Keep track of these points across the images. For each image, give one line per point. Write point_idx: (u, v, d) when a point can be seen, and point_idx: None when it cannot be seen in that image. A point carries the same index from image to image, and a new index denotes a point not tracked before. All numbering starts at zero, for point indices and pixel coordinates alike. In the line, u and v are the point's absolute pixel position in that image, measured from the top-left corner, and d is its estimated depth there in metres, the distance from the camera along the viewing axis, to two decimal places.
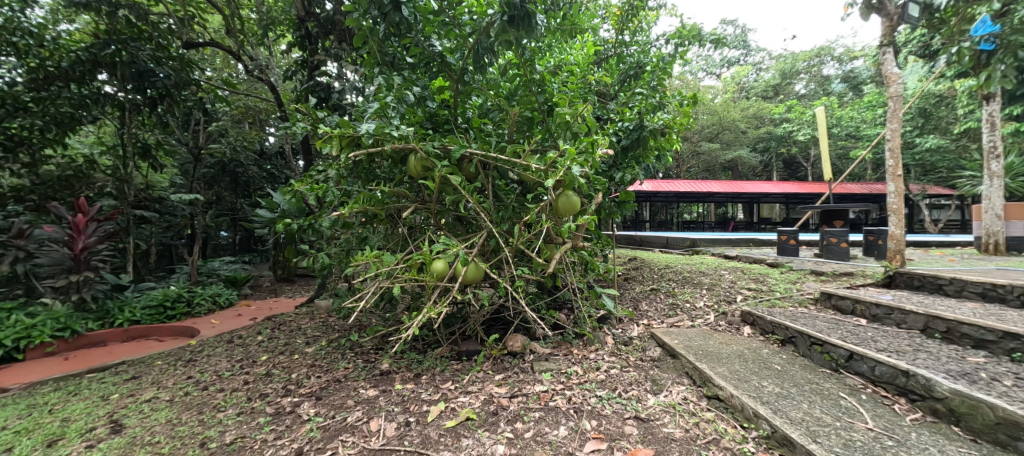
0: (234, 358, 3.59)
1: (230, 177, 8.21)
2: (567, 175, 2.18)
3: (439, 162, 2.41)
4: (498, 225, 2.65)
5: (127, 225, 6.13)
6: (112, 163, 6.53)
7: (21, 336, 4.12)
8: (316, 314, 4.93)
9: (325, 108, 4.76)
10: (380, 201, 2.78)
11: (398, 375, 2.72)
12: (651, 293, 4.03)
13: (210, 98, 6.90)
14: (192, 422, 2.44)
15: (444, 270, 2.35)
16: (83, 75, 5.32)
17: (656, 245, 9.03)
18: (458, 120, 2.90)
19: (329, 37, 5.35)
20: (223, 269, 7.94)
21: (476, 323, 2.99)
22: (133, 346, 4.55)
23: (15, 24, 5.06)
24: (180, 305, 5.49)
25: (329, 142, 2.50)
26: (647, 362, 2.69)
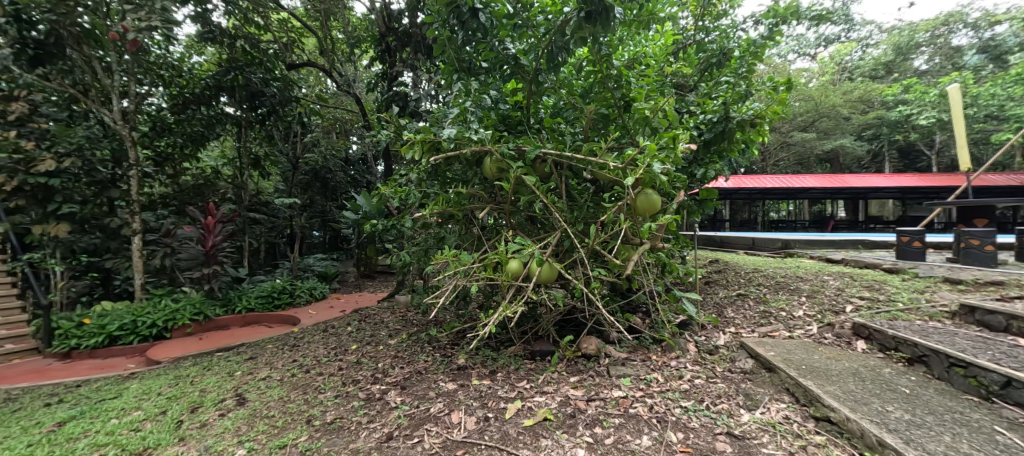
0: (329, 345, 3.95)
1: (320, 183, 9.06)
2: (647, 173, 2.08)
3: (513, 163, 2.46)
4: (572, 225, 2.61)
5: (243, 225, 7.16)
6: (231, 173, 7.57)
7: (169, 318, 4.94)
8: (396, 309, 5.28)
9: (403, 116, 5.08)
10: (457, 203, 2.89)
11: (474, 370, 2.81)
12: (738, 299, 3.72)
13: (307, 112, 7.69)
14: (299, 400, 2.73)
15: (518, 270, 2.34)
16: (208, 99, 6.25)
17: (740, 247, 8.33)
18: (531, 121, 2.93)
19: (406, 49, 5.70)
20: (317, 265, 8.80)
21: (547, 324, 3.00)
22: (249, 330, 5.25)
23: (163, 60, 5.92)
24: (285, 297, 6.21)
25: (412, 148, 2.67)
26: (736, 374, 2.48)
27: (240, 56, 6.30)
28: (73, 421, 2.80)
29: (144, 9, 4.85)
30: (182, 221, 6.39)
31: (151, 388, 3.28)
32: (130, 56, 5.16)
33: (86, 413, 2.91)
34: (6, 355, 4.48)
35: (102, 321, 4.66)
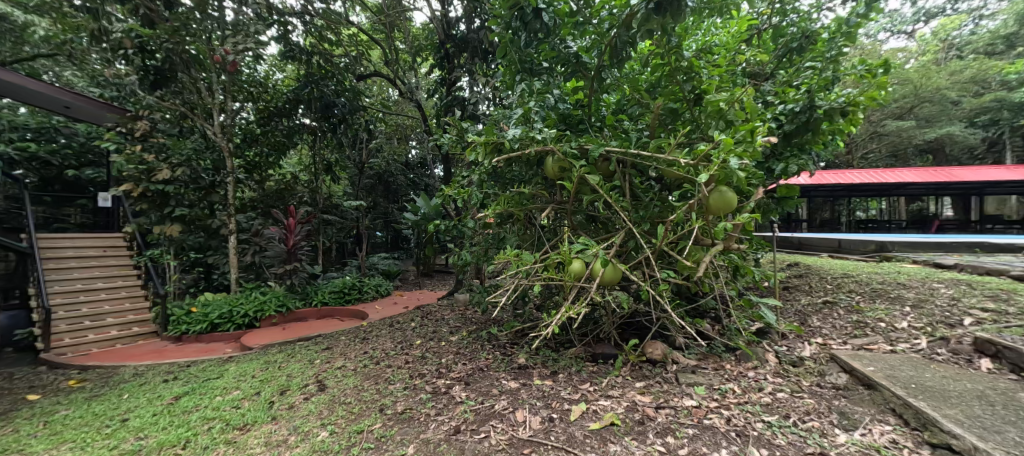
0: (396, 340, 4.16)
1: (384, 186, 9.63)
2: (722, 169, 1.95)
3: (576, 162, 2.43)
4: (638, 225, 2.52)
5: (318, 226, 7.75)
6: (308, 178, 8.23)
7: (259, 309, 5.49)
8: (455, 307, 5.43)
9: (462, 119, 5.21)
10: (518, 203, 2.93)
11: (535, 370, 2.81)
12: (824, 307, 3.37)
13: (373, 120, 8.16)
14: (371, 390, 2.90)
15: (580, 271, 2.32)
16: (289, 110, 6.89)
17: (824, 249, 7.55)
18: (593, 119, 2.89)
19: (463, 54, 5.83)
20: (382, 263, 9.30)
21: (609, 326, 2.93)
22: (324, 322, 5.67)
23: (252, 79, 6.68)
24: (355, 292, 6.63)
25: (476, 150, 2.75)
26: (827, 390, 2.25)
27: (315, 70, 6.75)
28: (186, 396, 3.20)
29: (241, 33, 5.44)
30: (268, 222, 7.07)
31: (246, 371, 3.65)
32: (228, 76, 5.80)
33: (196, 390, 3.31)
34: (133, 336, 5.23)
35: (205, 310, 5.28)
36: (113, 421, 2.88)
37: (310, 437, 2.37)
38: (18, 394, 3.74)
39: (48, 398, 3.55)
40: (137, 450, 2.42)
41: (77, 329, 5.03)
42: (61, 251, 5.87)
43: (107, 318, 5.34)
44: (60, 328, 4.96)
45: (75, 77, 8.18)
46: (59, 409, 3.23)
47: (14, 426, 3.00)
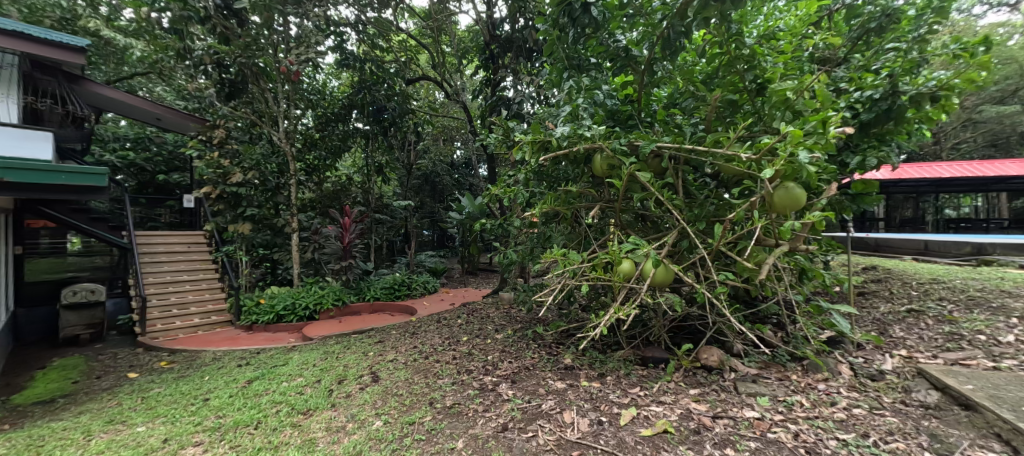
0: (443, 335, 4.26)
1: (431, 186, 9.90)
2: (789, 164, 1.81)
3: (626, 159, 2.35)
4: (692, 224, 2.39)
5: (371, 225, 8.10)
6: (361, 179, 8.63)
7: (318, 302, 5.84)
8: (500, 305, 5.47)
9: (507, 118, 5.22)
10: (565, 202, 2.89)
11: (582, 371, 2.76)
12: (907, 316, 3.04)
13: (421, 122, 8.41)
14: (421, 383, 2.98)
15: (630, 271, 2.24)
16: (344, 115, 7.29)
17: (907, 251, 6.81)
18: (643, 115, 2.79)
19: (508, 54, 5.82)
20: (429, 260, 9.56)
21: (660, 330, 2.82)
22: (376, 317, 5.92)
23: (312, 88, 7.17)
24: (404, 289, 6.88)
25: (523, 148, 2.74)
26: (915, 409, 2.01)
27: (368, 76, 7.01)
28: (257, 380, 3.46)
29: (303, 45, 5.79)
30: (326, 221, 7.50)
31: (308, 360, 3.89)
32: (291, 85, 6.18)
33: (266, 375, 3.57)
34: (212, 323, 5.71)
35: (271, 302, 5.68)
36: (196, 399, 3.18)
37: (366, 425, 2.48)
38: (121, 372, 4.22)
39: (144, 376, 3.97)
40: (218, 427, 2.65)
41: (166, 316, 5.59)
42: (153, 246, 6.55)
43: (191, 307, 5.88)
44: (152, 315, 5.54)
45: (165, 92, 9.14)
46: (153, 387, 3.61)
47: (118, 399, 3.39)
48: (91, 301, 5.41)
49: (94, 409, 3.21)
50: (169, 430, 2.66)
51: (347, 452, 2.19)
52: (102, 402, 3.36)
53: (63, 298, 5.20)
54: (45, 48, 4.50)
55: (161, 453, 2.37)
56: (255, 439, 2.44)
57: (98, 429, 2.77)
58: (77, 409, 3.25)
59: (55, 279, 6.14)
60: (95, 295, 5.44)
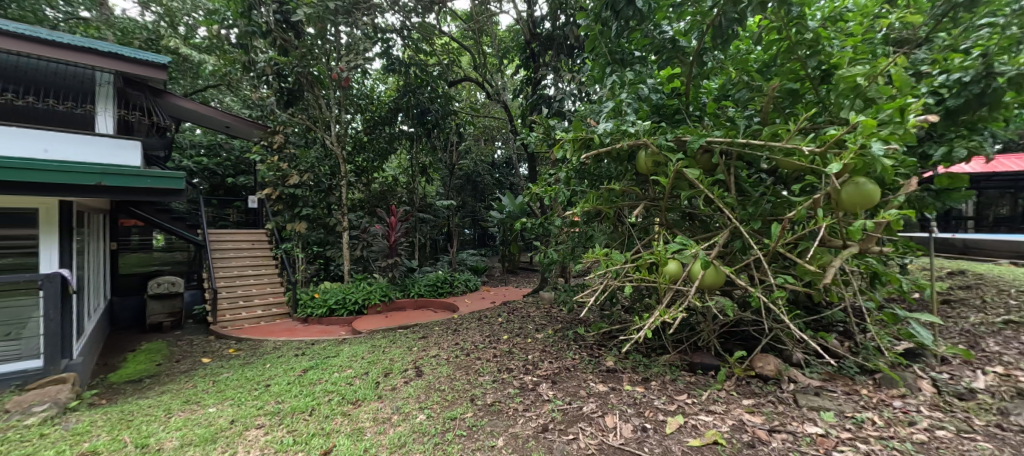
0: (484, 333, 4.28)
1: (472, 186, 10.02)
2: (861, 157, 1.64)
3: (673, 155, 2.24)
4: (746, 223, 2.24)
5: (414, 224, 8.33)
6: (406, 180, 8.89)
7: (366, 297, 6.08)
8: (540, 304, 5.44)
9: (548, 117, 5.17)
10: (608, 200, 2.80)
11: (625, 375, 2.67)
12: (1003, 328, 2.69)
13: (462, 123, 8.52)
14: (462, 379, 3.00)
15: (677, 272, 2.13)
16: (390, 118, 7.65)
17: (1006, 254, 6.03)
18: (691, 108, 2.65)
19: (549, 51, 5.76)
20: (470, 258, 9.69)
21: (709, 335, 2.67)
22: (420, 313, 6.06)
23: (361, 94, 7.53)
24: (446, 286, 7.01)
25: (564, 147, 2.69)
26: (1015, 435, 1.76)
27: (412, 80, 7.18)
28: (312, 369, 3.65)
29: (351, 53, 6.02)
30: (373, 220, 7.79)
31: (357, 352, 4.04)
32: (342, 91, 6.45)
33: (319, 365, 3.76)
34: (272, 315, 6.09)
35: (324, 297, 5.97)
36: (258, 385, 3.39)
37: (409, 417, 2.54)
38: (195, 357, 4.60)
39: (215, 362, 4.30)
40: (277, 412, 2.81)
41: (234, 307, 6.02)
42: (224, 243, 7.07)
43: (254, 298, 6.29)
44: (224, 305, 5.98)
45: (232, 102, 9.90)
46: (222, 372, 3.90)
47: (193, 381, 3.69)
48: (172, 292, 5.89)
49: (173, 389, 3.51)
50: (235, 412, 2.85)
51: (392, 444, 2.25)
52: (180, 383, 3.67)
53: (149, 289, 5.71)
54: (130, 65, 4.42)
55: (230, 433, 2.54)
56: (310, 425, 2.56)
57: (176, 408, 3.03)
58: (159, 388, 3.57)
59: (144, 272, 6.75)
60: (174, 287, 5.93)
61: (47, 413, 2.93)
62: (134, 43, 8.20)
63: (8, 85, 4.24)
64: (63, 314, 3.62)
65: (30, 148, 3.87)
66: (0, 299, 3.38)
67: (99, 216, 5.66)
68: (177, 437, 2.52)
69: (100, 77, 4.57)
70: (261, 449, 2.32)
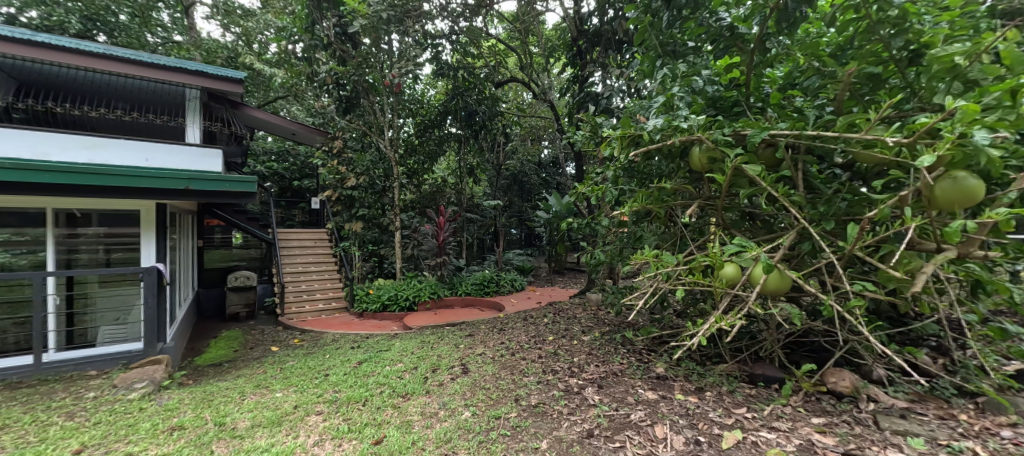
0: (530, 333, 4.25)
1: (518, 186, 10.05)
2: (960, 148, 1.43)
3: (730, 150, 2.08)
4: (818, 224, 2.03)
5: (462, 224, 8.47)
6: (454, 181, 9.07)
7: (416, 294, 6.26)
8: (587, 306, 5.33)
9: (595, 115, 5.05)
10: (658, 199, 2.65)
11: (677, 383, 2.53)
12: None
13: (509, 123, 8.56)
14: (507, 379, 2.98)
15: (735, 276, 1.98)
16: (439, 121, 7.84)
17: None
18: (752, 100, 2.46)
19: (596, 48, 5.63)
20: (516, 258, 9.71)
21: (773, 345, 2.47)
22: (467, 311, 6.15)
23: (412, 99, 7.77)
24: (493, 286, 7.07)
25: (611, 145, 2.59)
26: None
27: (460, 83, 7.29)
28: (366, 362, 3.80)
29: (402, 59, 6.19)
30: (424, 220, 8.03)
31: (408, 347, 4.16)
32: (394, 96, 6.70)
33: (373, 358, 3.91)
34: (332, 309, 6.43)
35: (378, 293, 6.23)
36: (319, 374, 3.58)
37: (455, 414, 2.55)
38: (265, 345, 4.95)
39: (282, 350, 4.61)
40: (334, 400, 2.93)
41: (298, 300, 6.43)
42: (290, 241, 7.57)
43: (316, 293, 6.67)
44: (289, 299, 6.39)
45: (297, 111, 10.63)
46: (288, 360, 4.17)
47: (263, 367, 3.97)
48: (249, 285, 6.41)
49: (247, 373, 3.80)
50: (298, 398, 3.02)
51: (439, 439, 2.27)
52: (253, 368, 3.96)
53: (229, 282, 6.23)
54: (209, 80, 4.70)
55: (293, 417, 2.69)
56: (363, 415, 2.65)
57: (249, 391, 3.26)
58: (235, 372, 3.88)
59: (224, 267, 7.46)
60: (249, 280, 6.42)
61: (146, 389, 3.25)
62: (216, 60, 9.04)
63: (121, 104, 5.01)
64: (160, 303, 3.98)
65: (134, 158, 4.36)
66: (119, 288, 3.98)
67: (189, 217, 6.28)
68: (248, 418, 2.70)
69: (189, 93, 4.99)
70: (320, 435, 2.43)
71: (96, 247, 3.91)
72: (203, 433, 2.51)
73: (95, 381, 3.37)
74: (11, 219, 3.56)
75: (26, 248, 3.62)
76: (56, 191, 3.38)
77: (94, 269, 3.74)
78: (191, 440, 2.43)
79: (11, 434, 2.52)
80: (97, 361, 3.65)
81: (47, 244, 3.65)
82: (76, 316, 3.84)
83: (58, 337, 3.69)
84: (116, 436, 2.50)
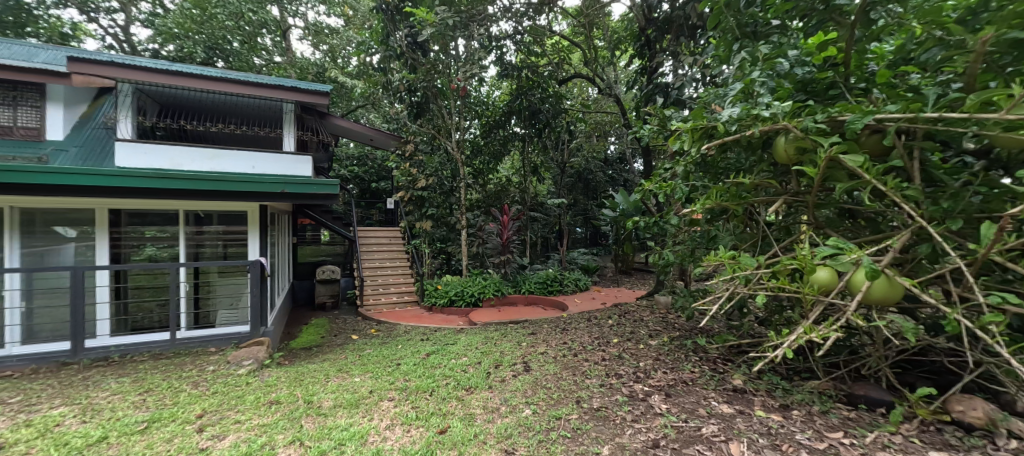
0: (593, 334, 4.12)
1: (583, 184, 9.84)
2: None
3: (824, 140, 1.83)
4: (938, 223, 1.71)
5: (526, 222, 8.51)
6: (518, 180, 9.12)
7: (481, 291, 6.39)
8: (656, 309, 5.07)
9: (666, 108, 4.78)
10: (736, 196, 2.39)
11: (757, 398, 2.30)
12: None
13: (573, 120, 8.42)
14: (569, 380, 2.91)
15: (830, 282, 1.74)
16: (503, 121, 7.92)
17: None
18: (852, 81, 2.15)
19: (668, 36, 5.31)
20: (580, 257, 9.54)
21: (877, 362, 2.15)
22: (531, 309, 6.15)
23: (478, 101, 7.95)
24: (556, 284, 7.00)
25: (681, 138, 2.42)
26: None
27: (524, 82, 7.30)
28: (433, 354, 3.94)
29: (468, 63, 6.34)
30: (488, 219, 8.17)
31: (472, 342, 4.24)
32: (460, 99, 6.88)
33: (440, 351, 4.04)
34: (405, 302, 6.76)
35: (445, 288, 6.44)
36: (391, 363, 3.78)
37: (516, 410, 2.54)
38: (347, 333, 5.34)
39: (361, 339, 4.94)
40: (405, 388, 3.06)
41: (375, 293, 6.84)
42: (367, 238, 8.10)
43: (391, 286, 7.06)
44: (366, 291, 6.83)
45: (374, 118, 11.36)
46: (365, 348, 4.45)
47: (345, 353, 4.28)
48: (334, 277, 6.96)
49: (331, 358, 4.12)
50: (373, 384, 3.20)
51: (499, 434, 2.27)
52: (336, 354, 4.29)
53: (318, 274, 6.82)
54: (307, 95, 5.10)
55: (369, 401, 2.85)
56: (429, 404, 2.74)
57: (334, 373, 3.53)
58: (320, 356, 4.21)
59: (312, 261, 8.19)
60: (332, 274, 6.96)
61: (251, 366, 3.63)
62: (308, 76, 9.98)
63: (235, 119, 5.68)
64: (262, 292, 4.44)
65: (243, 166, 4.91)
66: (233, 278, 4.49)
67: (285, 217, 6.97)
68: (331, 398, 2.90)
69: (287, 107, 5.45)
70: (391, 420, 2.55)
71: (216, 241, 4.44)
72: (295, 409, 2.74)
73: (214, 357, 3.85)
74: (156, 219, 4.18)
75: (166, 243, 4.23)
76: (179, 194, 3.91)
77: (215, 261, 4.26)
78: (285, 414, 2.66)
79: (155, 396, 2.96)
80: (215, 340, 4.15)
81: (179, 240, 4.25)
82: (202, 300, 4.38)
83: (187, 318, 4.27)
84: (227, 405, 2.83)
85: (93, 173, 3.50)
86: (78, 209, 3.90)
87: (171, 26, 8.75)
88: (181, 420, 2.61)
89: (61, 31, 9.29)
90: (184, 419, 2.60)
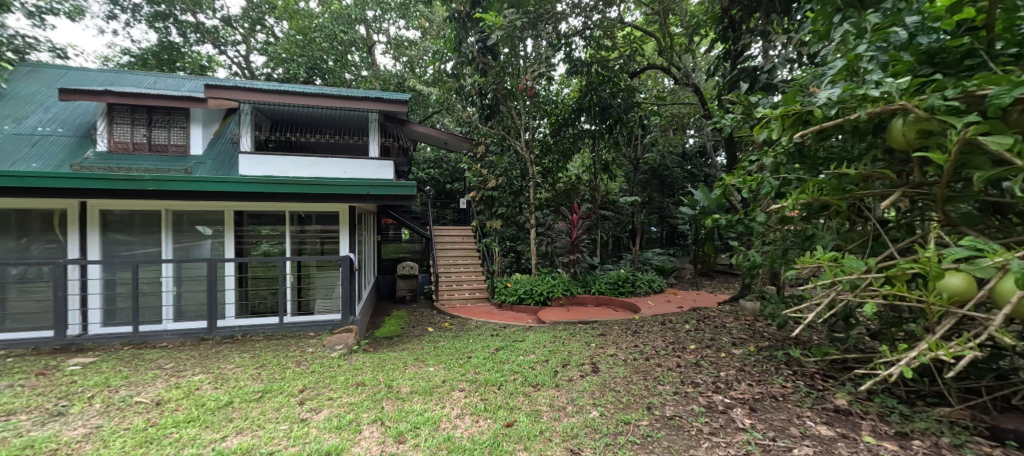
0: (668, 339, 3.88)
1: (658, 180, 9.34)
2: None
3: (954, 119, 1.53)
4: None
5: (597, 221, 8.29)
6: (588, 177, 8.92)
7: (550, 290, 6.35)
8: (740, 315, 4.64)
9: (752, 94, 4.35)
10: (839, 190, 2.10)
11: (866, 422, 2.00)
12: None
13: (646, 114, 8.03)
14: (640, 384, 2.76)
15: (965, 290, 1.47)
16: (572, 118, 7.79)
17: None
18: (996, 46, 1.76)
19: (755, 15, 4.82)
20: (654, 258, 9.08)
21: None
22: (602, 310, 5.98)
23: (549, 100, 7.91)
24: (628, 285, 6.73)
25: (769, 127, 2.18)
26: None
27: (595, 78, 7.12)
28: (502, 350, 3.99)
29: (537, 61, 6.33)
30: (557, 217, 8.10)
31: (541, 341, 4.22)
32: (530, 99, 6.90)
33: (509, 347, 4.08)
34: (477, 298, 6.95)
35: (515, 286, 6.51)
36: (463, 356, 3.89)
37: (583, 411, 2.47)
38: (424, 326, 5.62)
39: (435, 331, 5.16)
40: (475, 380, 3.13)
41: (449, 289, 7.12)
42: (443, 236, 8.46)
43: (464, 283, 7.30)
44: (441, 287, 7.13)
45: (448, 122, 11.82)
46: (439, 340, 4.65)
47: (422, 344, 4.49)
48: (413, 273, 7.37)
49: (409, 348, 4.36)
50: (446, 374, 3.31)
51: (566, 433, 2.22)
52: (413, 344, 4.53)
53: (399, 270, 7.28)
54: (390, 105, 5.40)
55: (442, 390, 2.96)
56: (498, 398, 2.77)
57: (411, 362, 3.72)
58: (400, 346, 4.48)
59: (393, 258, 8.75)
60: (410, 269, 7.37)
61: (343, 350, 3.96)
62: (389, 87, 10.69)
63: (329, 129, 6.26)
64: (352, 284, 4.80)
65: (336, 171, 5.37)
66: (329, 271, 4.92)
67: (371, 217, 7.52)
68: (408, 385, 3.05)
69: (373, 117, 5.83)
70: (461, 409, 2.61)
71: (316, 239, 4.90)
72: (378, 391, 2.93)
73: (312, 340, 4.27)
74: (268, 219, 4.74)
75: (276, 240, 4.76)
76: (281, 197, 4.39)
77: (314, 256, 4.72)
78: (369, 395, 2.85)
79: (267, 370, 3.36)
80: (314, 326, 4.62)
81: (286, 238, 4.77)
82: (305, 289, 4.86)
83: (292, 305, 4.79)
84: (321, 383, 3.11)
85: (222, 181, 4.06)
86: (210, 210, 4.55)
87: (279, 51, 9.89)
88: (287, 392, 2.91)
89: (200, 63, 11.00)
90: (290, 392, 2.91)
